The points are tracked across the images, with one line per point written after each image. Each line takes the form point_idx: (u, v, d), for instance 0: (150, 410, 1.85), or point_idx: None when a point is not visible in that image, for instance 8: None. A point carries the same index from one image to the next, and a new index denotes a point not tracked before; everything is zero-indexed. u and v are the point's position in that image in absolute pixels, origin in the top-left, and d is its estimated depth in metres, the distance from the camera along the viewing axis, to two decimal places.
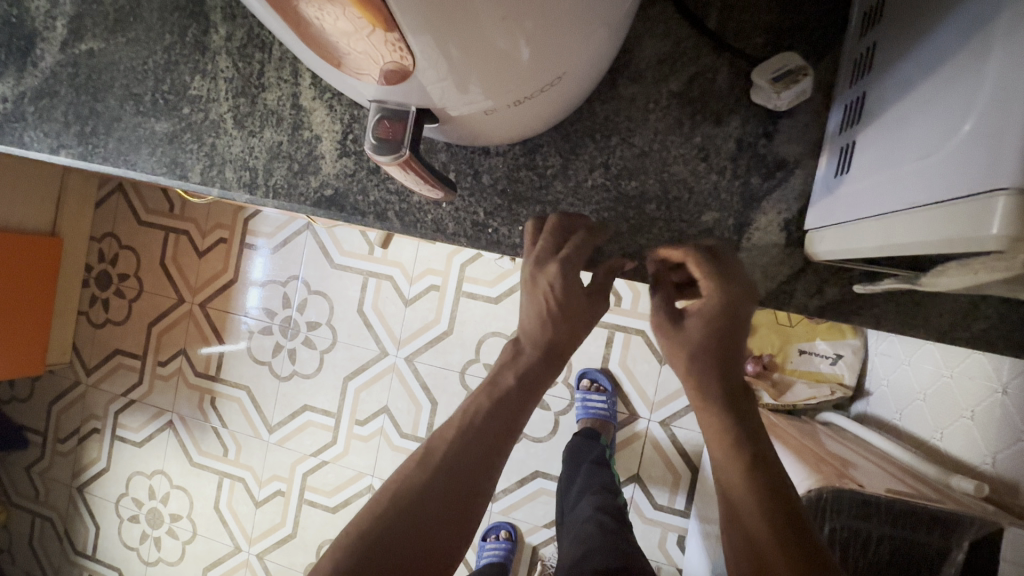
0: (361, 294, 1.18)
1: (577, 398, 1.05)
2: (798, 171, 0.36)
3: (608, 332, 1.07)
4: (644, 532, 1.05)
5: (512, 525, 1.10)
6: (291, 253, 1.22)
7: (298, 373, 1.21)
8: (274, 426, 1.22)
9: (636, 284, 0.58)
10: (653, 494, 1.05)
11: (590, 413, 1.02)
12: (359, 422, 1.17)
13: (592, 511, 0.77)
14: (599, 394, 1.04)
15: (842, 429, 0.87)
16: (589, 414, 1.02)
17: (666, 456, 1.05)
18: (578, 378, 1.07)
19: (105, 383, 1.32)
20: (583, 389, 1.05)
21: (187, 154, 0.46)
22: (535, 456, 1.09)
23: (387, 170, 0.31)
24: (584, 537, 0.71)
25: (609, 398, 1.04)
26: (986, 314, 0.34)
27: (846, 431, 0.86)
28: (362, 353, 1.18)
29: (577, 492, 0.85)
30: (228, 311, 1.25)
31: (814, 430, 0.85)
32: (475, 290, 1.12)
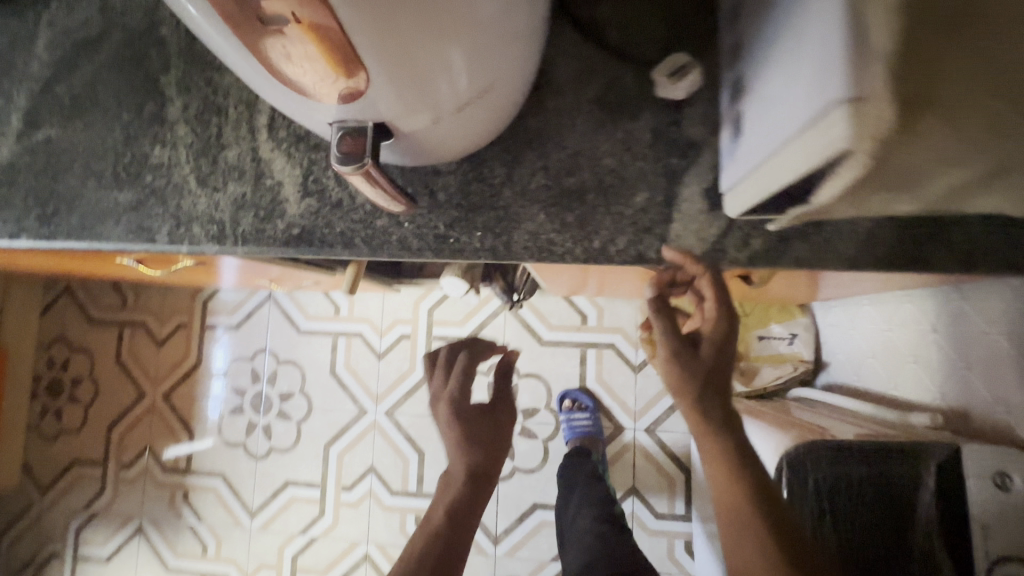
0: (332, 355, 1.17)
1: (561, 420, 1.07)
2: (706, 148, 0.42)
3: (581, 351, 1.10)
4: (652, 545, 1.04)
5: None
6: (254, 327, 1.21)
7: (275, 449, 1.17)
8: (255, 510, 1.16)
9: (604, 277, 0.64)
10: (653, 503, 1.06)
11: (577, 432, 1.05)
12: (345, 487, 1.13)
13: (590, 522, 0.78)
14: (581, 412, 1.06)
15: (812, 399, 0.92)
16: (576, 433, 1.05)
17: (657, 463, 1.07)
18: (560, 400, 1.09)
19: (63, 499, 1.23)
20: (566, 410, 1.07)
21: (154, 218, 0.48)
22: (531, 488, 1.09)
23: (353, 183, 0.34)
24: (584, 546, 0.73)
25: (592, 415, 1.06)
26: (884, 240, 0.40)
27: (815, 400, 0.91)
28: (340, 415, 1.16)
29: (574, 509, 0.85)
30: (195, 397, 1.21)
31: (787, 407, 0.89)
32: (446, 331, 1.14)
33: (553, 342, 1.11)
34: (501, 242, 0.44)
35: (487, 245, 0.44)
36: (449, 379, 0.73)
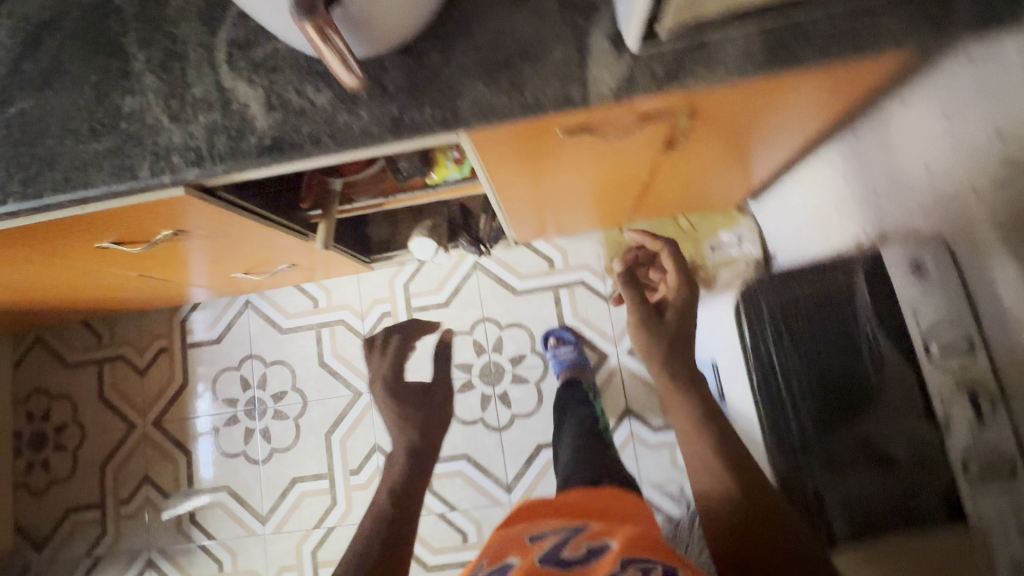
0: (317, 346, 1.20)
1: (548, 356, 1.13)
2: (603, 5, 0.51)
3: (554, 293, 1.16)
4: (655, 457, 1.09)
5: None
6: (236, 336, 1.22)
7: (276, 450, 1.17)
8: (266, 515, 1.15)
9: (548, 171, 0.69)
10: (648, 418, 1.11)
11: (565, 364, 1.11)
12: (353, 471, 1.15)
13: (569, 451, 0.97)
14: (566, 346, 1.12)
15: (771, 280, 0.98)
16: (564, 365, 1.11)
17: (644, 380, 1.12)
18: (544, 339, 1.14)
19: (63, 550, 1.19)
20: (550, 346, 1.13)
21: (134, 158, 0.53)
22: (533, 430, 1.13)
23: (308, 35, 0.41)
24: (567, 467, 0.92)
25: (576, 346, 1.13)
26: (756, 48, 0.49)
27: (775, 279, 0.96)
28: (336, 403, 1.17)
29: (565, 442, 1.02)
30: (186, 418, 1.21)
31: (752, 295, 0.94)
32: (425, 301, 1.18)
33: (526, 291, 1.17)
34: (449, 114, 0.51)
35: (437, 118, 0.51)
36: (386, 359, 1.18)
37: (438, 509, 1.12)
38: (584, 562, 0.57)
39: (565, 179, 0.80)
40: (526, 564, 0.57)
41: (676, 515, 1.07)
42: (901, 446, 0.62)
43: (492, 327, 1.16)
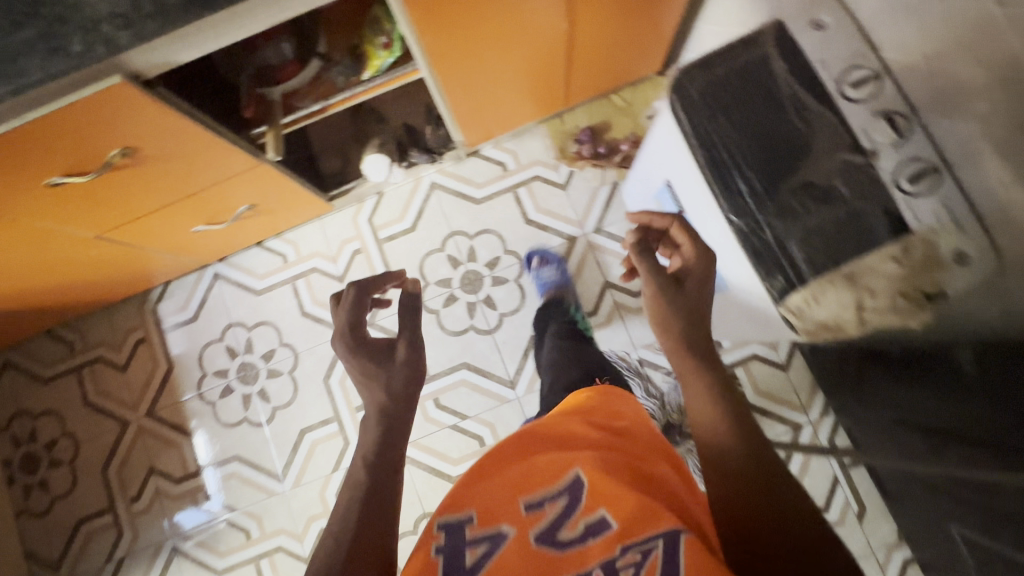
0: (297, 299, 1.20)
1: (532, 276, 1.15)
2: None
3: (512, 193, 1.20)
4: (642, 320, 1.14)
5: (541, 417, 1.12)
6: (212, 309, 1.22)
7: (277, 408, 1.17)
8: (282, 472, 1.15)
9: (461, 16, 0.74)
10: (627, 287, 1.15)
11: (546, 284, 1.12)
12: (358, 408, 1.16)
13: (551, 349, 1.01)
14: (550, 267, 1.13)
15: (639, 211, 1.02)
16: (546, 285, 1.12)
17: (615, 252, 1.16)
18: (528, 258, 1.15)
19: (82, 563, 1.16)
20: (535, 267, 1.14)
21: (63, 35, 0.54)
22: (522, 325, 1.16)
23: None
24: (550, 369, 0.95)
25: (560, 268, 1.13)
26: None
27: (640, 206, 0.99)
28: (327, 347, 1.18)
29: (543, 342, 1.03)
30: (180, 401, 1.20)
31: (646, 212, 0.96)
32: (393, 231, 1.20)
33: (487, 198, 1.20)
34: None
35: None
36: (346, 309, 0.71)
37: (451, 421, 1.14)
38: (582, 538, 0.49)
39: (490, 45, 0.86)
40: (513, 553, 0.48)
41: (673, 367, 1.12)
42: (840, 181, 0.66)
43: (462, 239, 1.19)
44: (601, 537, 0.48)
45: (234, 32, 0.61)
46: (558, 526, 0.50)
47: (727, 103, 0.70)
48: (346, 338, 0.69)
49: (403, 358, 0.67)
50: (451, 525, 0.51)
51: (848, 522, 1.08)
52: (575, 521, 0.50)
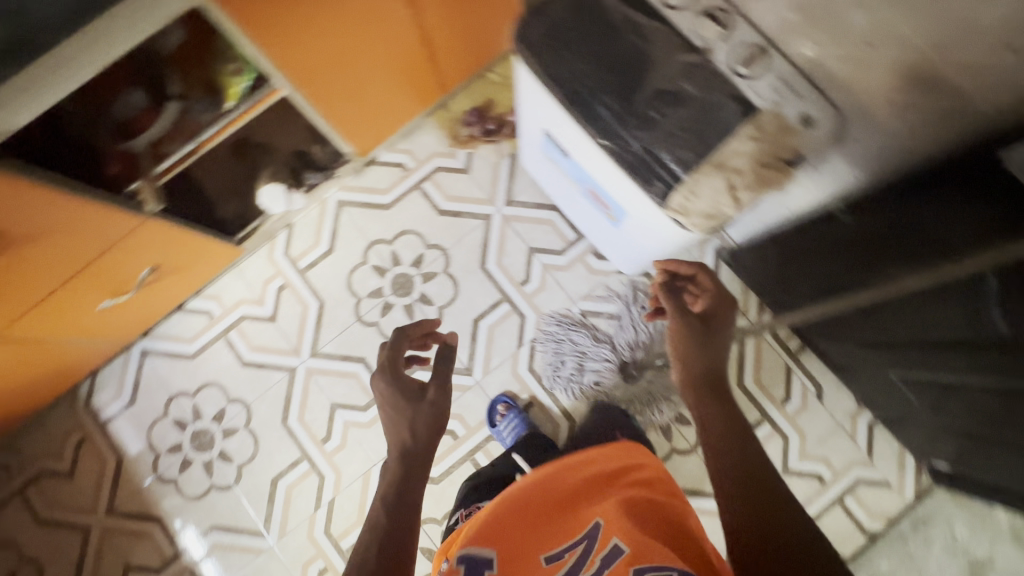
0: (233, 351, 1.17)
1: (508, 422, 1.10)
2: None
3: (419, 190, 1.21)
4: (573, 274, 1.17)
5: (505, 395, 1.13)
6: (149, 387, 1.17)
7: (243, 465, 1.14)
8: (266, 526, 1.12)
9: (298, 20, 0.76)
10: (552, 247, 1.18)
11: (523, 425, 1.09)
12: (324, 440, 1.14)
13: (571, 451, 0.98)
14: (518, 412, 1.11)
15: (568, 208, 1.10)
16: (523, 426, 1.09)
17: (531, 218, 1.19)
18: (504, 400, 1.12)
19: None
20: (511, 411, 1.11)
21: None
22: (463, 312, 1.16)
23: None
24: None
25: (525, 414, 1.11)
26: None
27: (568, 205, 1.08)
28: (277, 390, 1.16)
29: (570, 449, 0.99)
30: (141, 488, 1.14)
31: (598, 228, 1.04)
32: (312, 258, 1.19)
33: (396, 200, 1.21)
34: None
35: None
36: (384, 356, 0.77)
37: None
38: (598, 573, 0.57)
39: (330, 43, 0.83)
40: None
41: (613, 311, 1.15)
42: (686, 82, 0.70)
43: (382, 246, 1.19)
44: (618, 565, 0.57)
45: (64, 83, 0.60)
46: (577, 571, 0.58)
47: (568, 40, 0.73)
48: (385, 372, 0.75)
49: (433, 398, 0.73)
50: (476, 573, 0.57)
51: (811, 405, 1.13)
52: (593, 559, 0.58)
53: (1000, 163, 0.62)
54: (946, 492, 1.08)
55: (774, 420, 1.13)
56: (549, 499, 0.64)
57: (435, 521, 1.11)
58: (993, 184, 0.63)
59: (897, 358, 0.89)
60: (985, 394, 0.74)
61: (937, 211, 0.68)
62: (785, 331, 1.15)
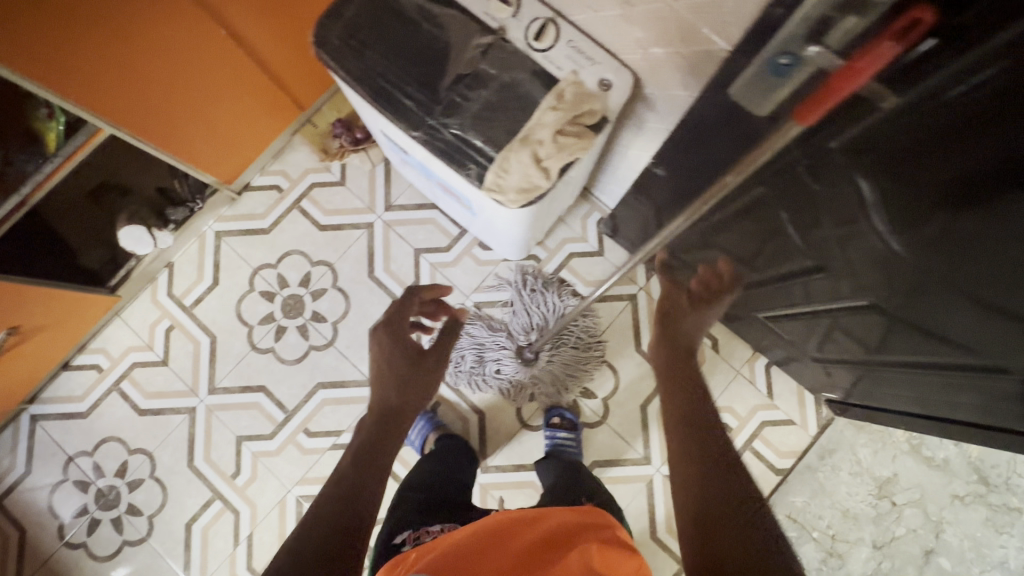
0: (128, 402, 1.14)
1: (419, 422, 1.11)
2: None
3: (297, 209, 1.20)
4: (462, 268, 1.18)
5: None
6: (44, 452, 1.13)
7: (154, 515, 1.11)
8: (186, 572, 1.09)
9: (78, 50, 0.73)
10: (437, 246, 1.18)
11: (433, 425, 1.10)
12: (234, 475, 1.11)
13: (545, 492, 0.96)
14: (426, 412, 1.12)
15: (432, 196, 1.09)
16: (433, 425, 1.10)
17: (412, 220, 1.19)
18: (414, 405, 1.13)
19: None
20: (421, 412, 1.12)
21: None
22: (358, 323, 1.16)
23: None
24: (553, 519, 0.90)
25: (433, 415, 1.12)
26: None
27: (430, 193, 1.07)
28: (179, 432, 1.13)
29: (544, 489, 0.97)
30: (49, 558, 1.10)
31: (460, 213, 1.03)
32: (197, 293, 1.17)
33: (275, 223, 1.19)
34: None
35: None
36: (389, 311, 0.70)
37: (328, 443, 1.12)
38: None
39: (127, 68, 0.80)
40: None
41: (506, 299, 1.16)
42: (484, 63, 0.72)
43: (268, 271, 1.18)
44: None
45: None
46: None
47: (366, 40, 0.73)
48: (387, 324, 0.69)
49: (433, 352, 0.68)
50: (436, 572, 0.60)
51: (709, 357, 1.16)
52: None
53: (733, 99, 0.55)
54: (845, 420, 1.12)
55: None
56: (504, 540, 0.64)
57: None
58: (735, 120, 0.57)
59: (771, 296, 0.90)
60: (869, 314, 0.72)
61: (711, 151, 0.64)
62: None
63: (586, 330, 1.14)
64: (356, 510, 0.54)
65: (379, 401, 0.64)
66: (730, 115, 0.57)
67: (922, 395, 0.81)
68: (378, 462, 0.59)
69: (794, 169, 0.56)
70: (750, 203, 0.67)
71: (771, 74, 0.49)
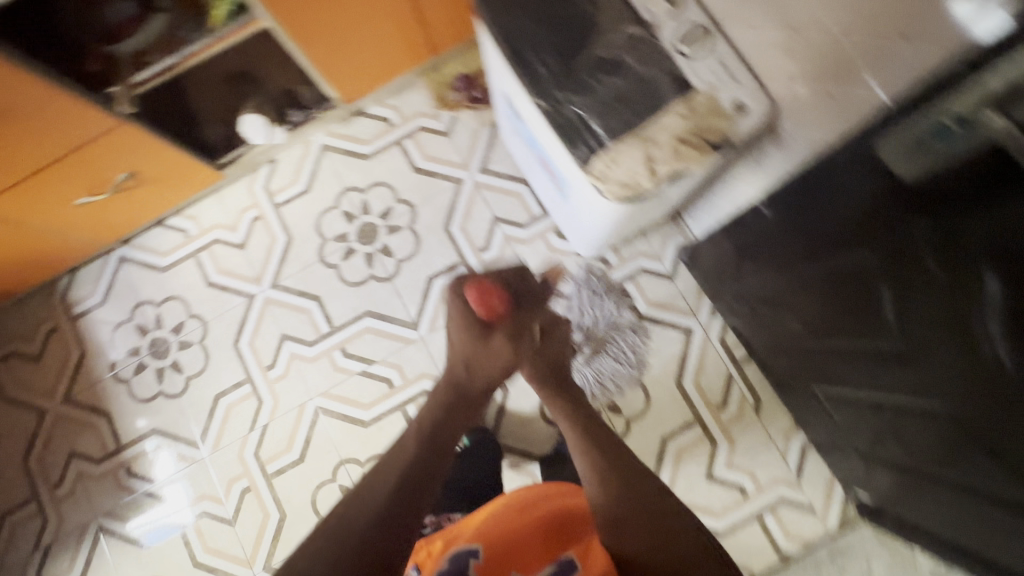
0: (201, 271, 1.24)
1: None
2: None
3: (400, 145, 1.24)
4: (532, 248, 1.19)
5: None
6: (120, 291, 1.24)
7: (191, 377, 1.20)
8: (201, 438, 1.18)
9: None
10: (516, 220, 1.20)
11: None
12: (269, 366, 1.19)
13: None
14: None
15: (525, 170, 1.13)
16: None
17: (500, 188, 1.21)
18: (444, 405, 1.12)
19: (10, 554, 1.17)
20: None
21: None
22: (420, 268, 1.20)
23: None
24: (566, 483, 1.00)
25: None
26: None
27: (526, 167, 1.11)
28: (235, 312, 1.21)
29: None
30: (95, 384, 1.22)
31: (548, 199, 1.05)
32: (288, 194, 1.24)
33: (376, 152, 1.25)
34: None
35: None
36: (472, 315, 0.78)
37: (359, 368, 1.17)
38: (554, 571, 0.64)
39: None
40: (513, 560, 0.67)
41: (564, 290, 1.16)
42: (627, 53, 0.71)
43: (355, 194, 1.24)
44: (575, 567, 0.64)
45: None
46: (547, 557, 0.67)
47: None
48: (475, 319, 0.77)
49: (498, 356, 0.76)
50: (471, 550, 0.68)
51: (747, 416, 1.12)
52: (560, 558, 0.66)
53: (880, 154, 0.54)
54: (870, 527, 1.05)
55: (707, 425, 1.12)
56: (530, 509, 0.73)
57: (357, 462, 1.14)
58: (871, 174, 0.56)
59: (833, 376, 0.85)
60: (930, 422, 0.65)
61: (835, 199, 0.63)
62: (734, 338, 1.14)
63: (633, 346, 1.15)
64: (423, 469, 0.61)
65: (455, 384, 0.74)
66: (865, 168, 0.56)
67: (962, 526, 0.75)
68: (444, 435, 0.67)
69: (906, 241, 0.54)
70: (847, 266, 0.65)
71: (932, 136, 0.48)
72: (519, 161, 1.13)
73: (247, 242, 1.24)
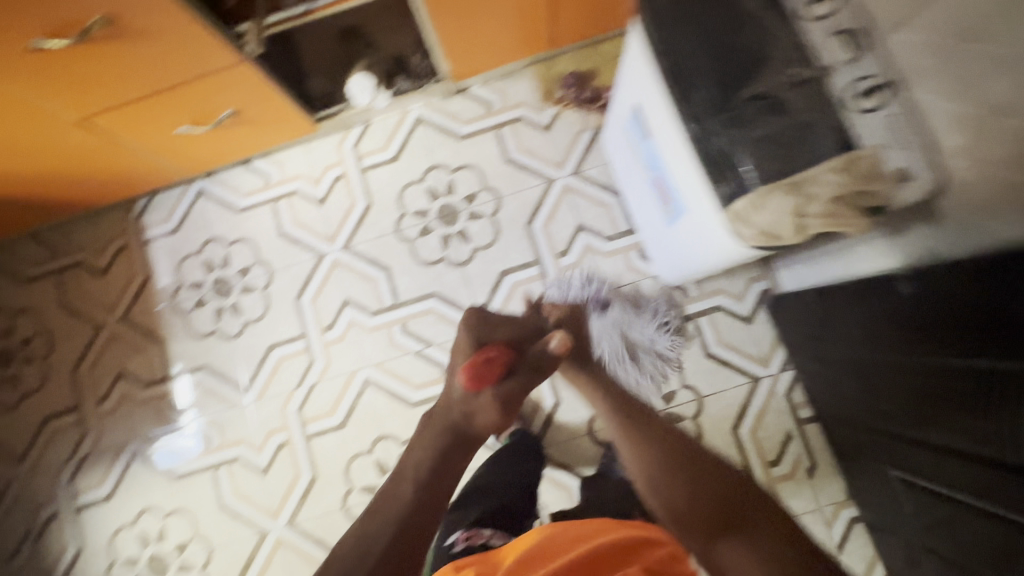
0: (276, 219, 1.23)
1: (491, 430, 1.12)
2: None
3: (496, 132, 1.21)
4: (611, 262, 1.16)
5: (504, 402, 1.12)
6: (193, 223, 1.24)
7: (247, 322, 1.20)
8: (247, 385, 1.18)
9: None
10: (600, 230, 1.17)
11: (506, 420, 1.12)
12: (327, 327, 1.18)
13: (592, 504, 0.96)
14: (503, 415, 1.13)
15: (627, 184, 1.09)
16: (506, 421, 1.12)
17: (591, 195, 1.18)
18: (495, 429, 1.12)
19: (45, 459, 1.19)
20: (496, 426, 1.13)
21: None
22: (494, 260, 1.17)
23: None
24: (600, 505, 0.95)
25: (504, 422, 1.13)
26: None
27: (626, 181, 1.08)
28: (302, 267, 1.21)
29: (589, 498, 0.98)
30: (154, 309, 1.22)
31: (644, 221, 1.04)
32: (375, 159, 1.22)
33: (471, 134, 1.22)
34: None
35: None
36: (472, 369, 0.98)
37: (415, 347, 1.16)
38: None
39: None
40: None
41: (637, 311, 1.14)
42: (793, 94, 0.67)
43: (443, 172, 1.21)
44: None
45: None
46: None
47: (690, 16, 0.71)
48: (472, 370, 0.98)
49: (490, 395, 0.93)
50: None
51: (798, 476, 1.09)
52: None
53: None
54: None
55: (756, 478, 1.09)
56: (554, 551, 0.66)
57: (396, 440, 1.13)
58: None
59: (901, 458, 0.83)
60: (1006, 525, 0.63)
61: (991, 293, 0.59)
62: (800, 396, 1.10)
63: (696, 384, 1.12)
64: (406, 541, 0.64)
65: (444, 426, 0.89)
66: None
67: None
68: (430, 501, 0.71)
69: None
70: (967, 363, 0.63)
71: None
72: (619, 172, 1.10)
73: (325, 200, 1.22)
